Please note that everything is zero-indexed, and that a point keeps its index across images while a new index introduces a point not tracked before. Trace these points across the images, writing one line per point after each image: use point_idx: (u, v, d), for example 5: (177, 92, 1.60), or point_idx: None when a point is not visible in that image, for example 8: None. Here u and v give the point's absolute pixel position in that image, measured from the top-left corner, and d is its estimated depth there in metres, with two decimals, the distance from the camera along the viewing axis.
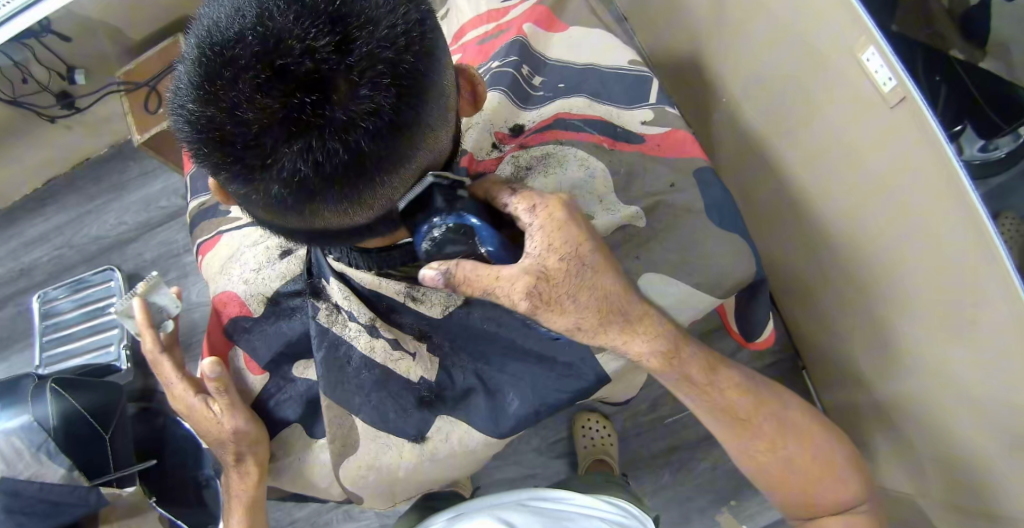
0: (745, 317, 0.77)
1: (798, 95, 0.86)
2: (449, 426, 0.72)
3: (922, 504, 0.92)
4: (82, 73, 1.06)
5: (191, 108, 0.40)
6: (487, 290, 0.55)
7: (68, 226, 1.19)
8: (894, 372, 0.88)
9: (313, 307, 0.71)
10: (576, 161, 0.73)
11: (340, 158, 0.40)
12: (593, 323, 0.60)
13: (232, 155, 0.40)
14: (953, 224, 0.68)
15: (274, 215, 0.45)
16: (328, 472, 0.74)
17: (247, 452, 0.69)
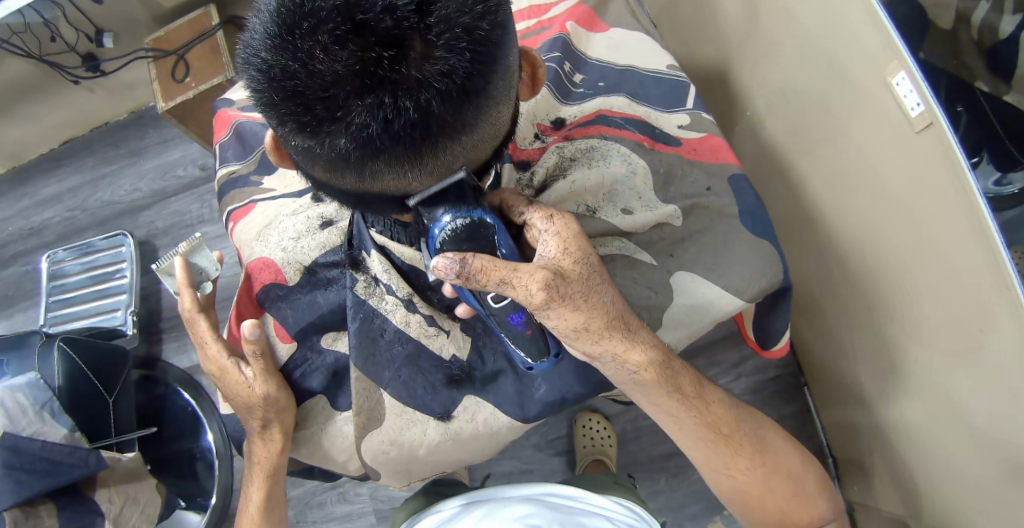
0: (763, 325, 0.77)
1: (824, 113, 0.87)
2: (475, 406, 0.72)
3: None
4: (110, 36, 1.06)
5: (261, 57, 0.41)
6: (506, 280, 0.53)
7: (82, 188, 1.19)
8: (896, 394, 0.89)
9: (351, 278, 0.72)
10: (618, 157, 0.73)
11: (408, 117, 0.41)
12: (599, 326, 0.60)
13: (301, 105, 0.41)
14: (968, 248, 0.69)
15: (332, 173, 0.46)
16: (347, 446, 0.74)
17: (275, 419, 0.69)
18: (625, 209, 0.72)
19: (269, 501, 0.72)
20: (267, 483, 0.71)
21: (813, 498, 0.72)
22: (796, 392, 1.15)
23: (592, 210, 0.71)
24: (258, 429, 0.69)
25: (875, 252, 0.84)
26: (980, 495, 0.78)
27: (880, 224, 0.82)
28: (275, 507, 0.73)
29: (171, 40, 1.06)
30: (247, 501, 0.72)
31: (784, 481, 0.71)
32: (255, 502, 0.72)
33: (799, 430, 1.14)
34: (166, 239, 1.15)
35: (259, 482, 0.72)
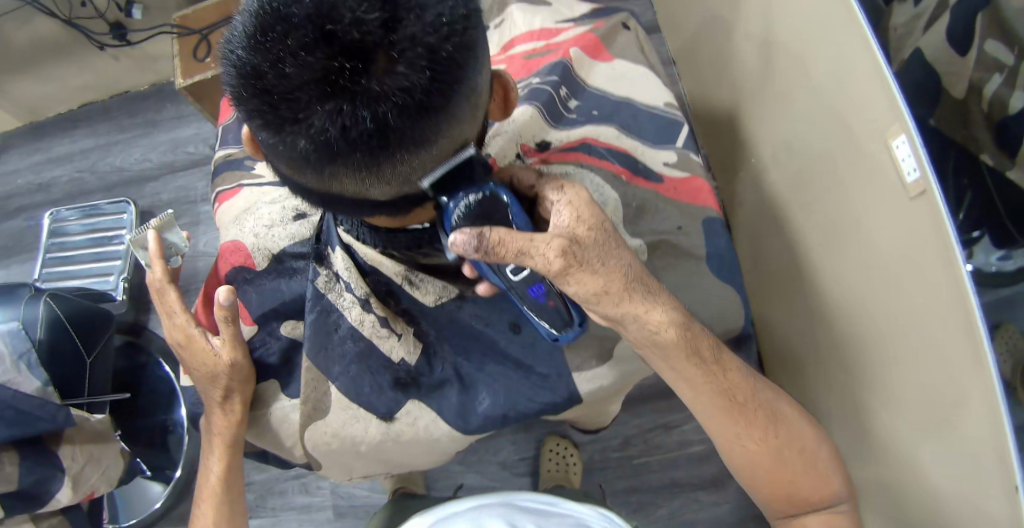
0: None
1: (825, 169, 0.88)
2: (418, 411, 0.73)
3: None
4: (139, 7, 1.09)
5: (237, 54, 0.42)
6: (523, 251, 0.54)
7: (94, 152, 1.21)
8: (863, 455, 0.89)
9: (313, 272, 0.73)
10: (593, 186, 0.74)
11: (366, 127, 0.42)
12: (619, 287, 0.60)
13: (268, 104, 0.42)
14: (946, 321, 0.69)
15: (295, 170, 0.47)
16: (290, 432, 0.74)
17: (236, 390, 0.71)
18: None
19: (226, 476, 0.72)
20: (224, 455, 0.72)
21: (824, 472, 0.70)
22: None
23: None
24: (220, 400, 0.70)
25: (859, 312, 0.84)
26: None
27: (863, 285, 0.82)
28: (233, 485, 0.72)
29: (196, 21, 1.08)
30: (208, 473, 0.72)
31: (795, 458, 0.69)
32: (213, 475, 0.72)
33: None
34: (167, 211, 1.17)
35: (218, 454, 0.72)
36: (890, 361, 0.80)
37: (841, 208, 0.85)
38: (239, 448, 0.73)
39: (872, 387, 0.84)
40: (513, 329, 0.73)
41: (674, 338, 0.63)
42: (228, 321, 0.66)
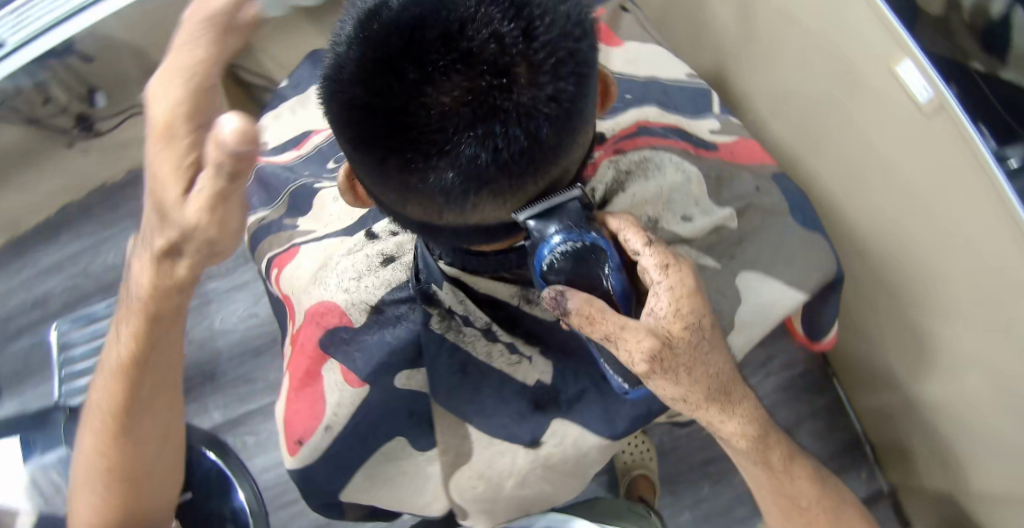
0: (814, 317, 0.75)
1: (829, 108, 0.88)
2: (563, 430, 0.69)
3: (970, 506, 0.89)
4: (103, 94, 1.06)
5: (359, 93, 0.41)
6: (611, 335, 0.51)
7: (84, 253, 1.17)
8: (927, 375, 0.88)
9: (425, 315, 0.68)
10: (673, 164, 0.72)
11: (518, 144, 0.42)
12: (698, 398, 0.57)
13: (405, 141, 0.41)
14: (986, 224, 0.69)
15: (428, 208, 0.46)
16: (430, 485, 0.75)
17: (184, 244, 0.46)
18: (684, 215, 0.70)
19: (130, 402, 0.65)
20: (124, 378, 0.64)
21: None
22: (825, 385, 1.15)
23: (654, 221, 0.69)
24: (174, 241, 0.47)
25: (896, 240, 0.84)
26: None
27: (896, 212, 0.82)
28: (141, 410, 0.66)
29: None
30: (106, 383, 0.66)
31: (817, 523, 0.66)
32: (106, 393, 0.66)
33: (831, 422, 1.14)
34: None
35: (114, 372, 0.65)
36: (939, 280, 0.79)
37: (856, 141, 0.86)
38: (155, 370, 0.65)
39: (927, 310, 0.82)
40: None
41: (746, 445, 0.61)
42: (224, 177, 0.39)
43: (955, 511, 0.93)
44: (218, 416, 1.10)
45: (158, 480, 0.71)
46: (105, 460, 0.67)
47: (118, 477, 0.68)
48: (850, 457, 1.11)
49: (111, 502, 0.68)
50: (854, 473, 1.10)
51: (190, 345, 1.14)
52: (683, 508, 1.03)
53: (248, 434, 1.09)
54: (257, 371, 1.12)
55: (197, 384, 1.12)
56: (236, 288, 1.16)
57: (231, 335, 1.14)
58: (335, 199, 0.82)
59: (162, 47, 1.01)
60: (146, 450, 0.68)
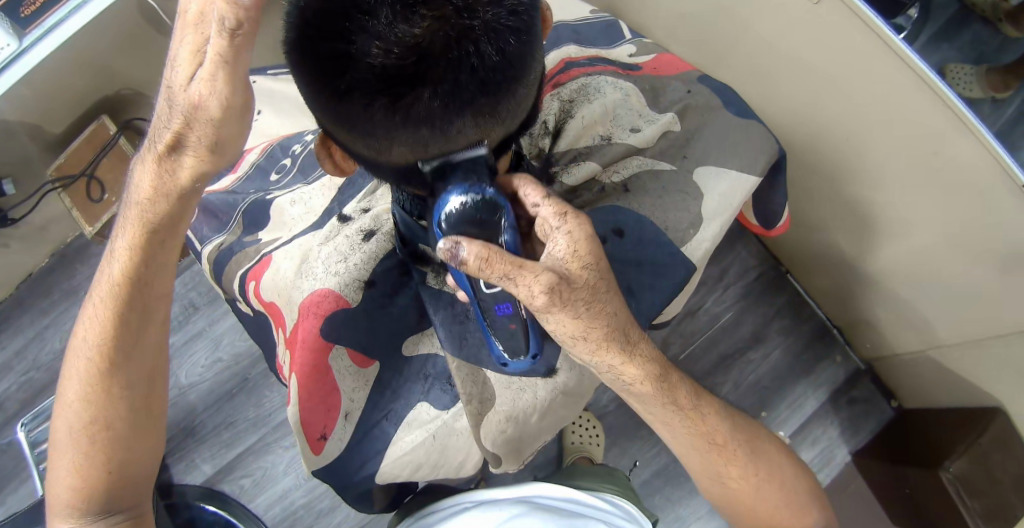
0: (765, 201, 0.78)
1: (727, 19, 0.92)
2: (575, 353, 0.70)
3: (933, 354, 0.94)
4: (10, 182, 0.99)
5: (335, 46, 0.44)
6: (509, 275, 0.52)
7: (28, 347, 1.10)
8: (870, 242, 0.92)
9: (421, 274, 0.71)
10: (610, 85, 0.77)
11: (492, 61, 0.46)
12: (596, 336, 0.58)
13: (388, 80, 0.45)
14: (897, 82, 0.75)
15: (416, 144, 0.50)
16: (463, 442, 0.71)
17: (191, 136, 0.52)
18: (632, 128, 0.75)
19: (122, 331, 0.60)
20: (121, 298, 0.59)
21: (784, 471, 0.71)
22: (781, 283, 1.18)
23: (606, 137, 0.75)
24: (177, 130, 0.52)
25: (813, 123, 0.89)
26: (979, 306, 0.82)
27: (810, 96, 0.87)
28: (136, 343, 0.60)
29: (71, 162, 1.04)
30: (97, 307, 0.60)
31: (770, 482, 0.70)
32: (99, 323, 0.60)
33: (797, 316, 1.16)
34: None
35: (108, 294, 0.60)
36: (861, 150, 0.84)
37: (757, 41, 0.90)
38: (157, 302, 0.61)
39: (856, 184, 0.88)
40: (616, 234, 0.71)
41: (649, 389, 0.63)
42: (227, 33, 0.46)
43: (922, 363, 0.98)
44: (209, 469, 1.08)
45: (145, 450, 0.62)
46: (90, 407, 0.59)
47: (106, 433, 0.60)
48: (822, 345, 1.15)
49: (96, 460, 0.59)
50: (830, 358, 1.15)
51: None
52: None
53: (244, 477, 1.08)
54: (236, 413, 1.10)
55: (180, 443, 1.09)
56: (193, 338, 1.13)
57: (201, 386, 1.11)
58: (292, 202, 0.79)
59: (52, 108, 0.95)
60: (136, 401, 0.61)
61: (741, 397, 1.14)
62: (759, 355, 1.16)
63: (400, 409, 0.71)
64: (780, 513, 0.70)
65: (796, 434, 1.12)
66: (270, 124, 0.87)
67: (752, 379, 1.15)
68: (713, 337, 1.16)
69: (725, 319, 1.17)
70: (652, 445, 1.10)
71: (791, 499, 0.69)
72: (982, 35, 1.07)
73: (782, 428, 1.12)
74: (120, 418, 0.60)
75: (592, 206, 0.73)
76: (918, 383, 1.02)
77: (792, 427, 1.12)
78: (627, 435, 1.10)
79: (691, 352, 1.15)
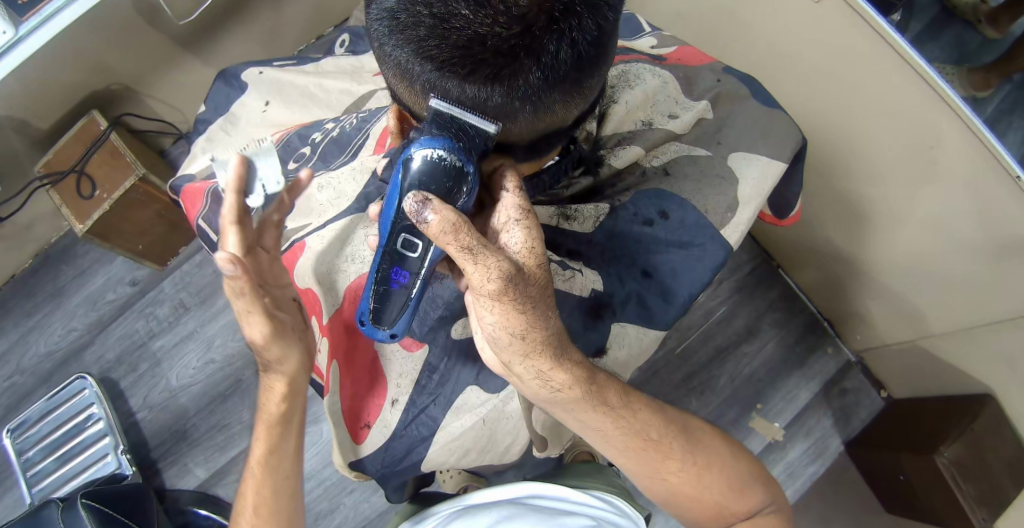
0: (778, 192, 0.80)
1: (726, 17, 0.95)
2: (624, 331, 0.72)
3: (926, 345, 0.97)
4: None
5: (442, 12, 0.45)
6: (473, 250, 0.51)
7: (12, 350, 1.08)
8: (865, 237, 0.94)
9: None
10: (648, 72, 0.78)
11: (591, 35, 0.47)
12: (535, 337, 0.58)
13: (493, 49, 0.45)
14: (896, 80, 0.78)
15: (505, 116, 0.51)
16: (512, 424, 0.72)
17: (274, 366, 0.64)
18: (671, 114, 0.77)
19: (263, 502, 0.66)
20: (271, 440, 0.66)
21: (731, 467, 0.73)
22: (773, 277, 1.20)
23: (648, 123, 0.76)
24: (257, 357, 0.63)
25: (811, 122, 0.91)
26: (969, 295, 0.85)
27: (811, 93, 0.89)
28: (274, 506, 0.67)
29: (60, 158, 0.99)
30: (243, 499, 0.67)
31: (717, 477, 0.72)
32: (260, 464, 0.67)
33: (789, 309, 1.19)
34: (123, 369, 1.09)
35: (264, 438, 0.67)
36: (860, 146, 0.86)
37: (757, 39, 0.92)
38: (283, 464, 0.67)
39: (853, 179, 0.90)
40: (661, 216, 0.73)
41: (575, 396, 0.63)
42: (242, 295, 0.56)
43: (912, 352, 1.01)
44: (202, 472, 1.06)
45: None
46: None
47: None
48: (814, 338, 1.18)
49: None
50: (822, 350, 1.18)
51: (150, 411, 1.07)
52: None
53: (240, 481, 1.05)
54: (230, 415, 1.07)
55: (173, 446, 1.06)
56: (184, 338, 1.10)
57: (192, 388, 1.08)
58: (320, 187, 0.77)
59: (38, 105, 0.93)
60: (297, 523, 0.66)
61: (737, 390, 1.16)
62: (753, 347, 1.18)
63: (449, 393, 0.71)
64: (726, 501, 0.72)
65: (790, 426, 1.15)
66: (278, 114, 0.85)
67: (746, 372, 1.17)
68: (708, 331, 1.18)
69: (718, 314, 1.19)
70: None
71: (740, 484, 0.73)
72: (964, 35, 1.12)
73: (777, 420, 1.15)
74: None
75: (636, 189, 0.75)
76: (909, 372, 1.05)
77: (787, 418, 1.15)
78: None
79: (687, 346, 1.17)
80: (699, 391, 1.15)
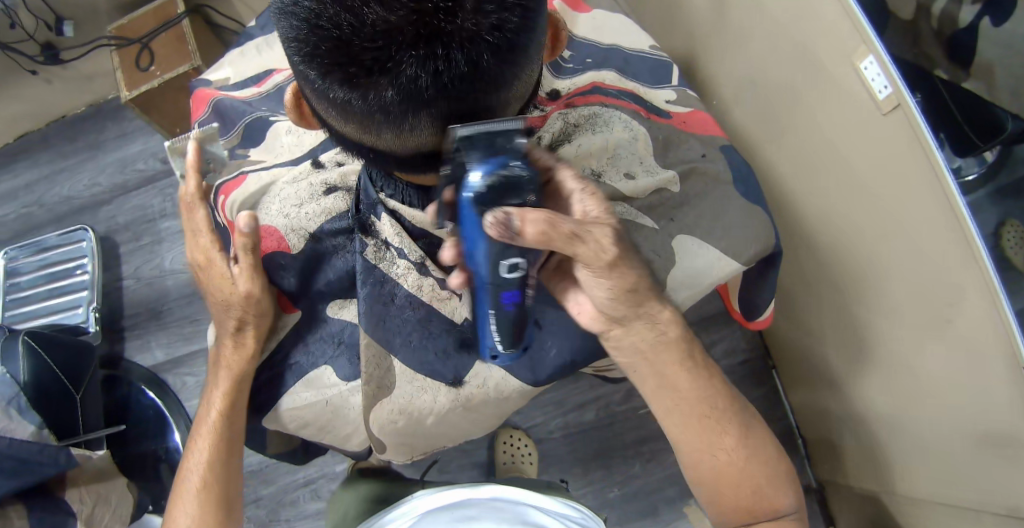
0: (751, 290, 0.78)
1: (790, 101, 0.90)
2: (485, 371, 0.73)
3: (886, 499, 0.91)
4: (70, 24, 1.05)
5: (308, 6, 0.42)
6: (579, 233, 0.55)
7: (39, 184, 1.16)
8: (863, 372, 0.88)
9: (360, 243, 0.73)
10: (621, 122, 0.76)
11: (460, 69, 0.43)
12: (642, 284, 0.64)
13: (350, 56, 0.42)
14: (930, 222, 0.71)
15: (368, 127, 0.48)
16: (352, 417, 0.74)
17: (253, 320, 0.69)
18: (627, 173, 0.74)
19: (211, 469, 0.69)
20: (230, 389, 0.70)
21: (777, 474, 0.71)
22: (763, 376, 1.15)
23: (596, 174, 0.74)
24: (235, 319, 0.69)
25: (843, 236, 0.85)
26: (947, 469, 0.78)
27: (847, 206, 0.83)
28: (223, 474, 0.69)
29: (133, 28, 1.05)
30: (191, 448, 0.70)
31: (762, 470, 0.70)
32: (216, 409, 0.70)
33: (766, 413, 1.13)
34: (127, 235, 1.15)
35: (223, 389, 0.70)
36: (881, 275, 0.80)
37: (816, 133, 0.86)
38: (237, 414, 0.70)
39: (867, 306, 0.84)
40: None
41: (679, 341, 0.69)
42: (248, 252, 0.65)
43: (870, 502, 0.95)
44: (160, 355, 1.09)
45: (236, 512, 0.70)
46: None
47: (208, 507, 0.68)
48: None
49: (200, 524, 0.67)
50: None
51: (137, 282, 1.13)
52: (611, 484, 1.07)
53: (189, 375, 1.08)
54: (203, 313, 1.11)
55: (142, 322, 1.11)
56: None
57: (181, 275, 1.13)
58: (288, 130, 0.83)
59: None
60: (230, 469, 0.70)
61: None
62: None
63: (304, 365, 0.74)
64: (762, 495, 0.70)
65: None
66: None
67: None
68: None
69: None
70: (580, 486, 1.07)
71: (775, 480, 0.70)
72: None
73: None
74: (220, 482, 0.69)
75: None
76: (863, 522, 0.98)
77: None
78: (559, 466, 1.07)
79: None
80: (647, 458, 1.08)
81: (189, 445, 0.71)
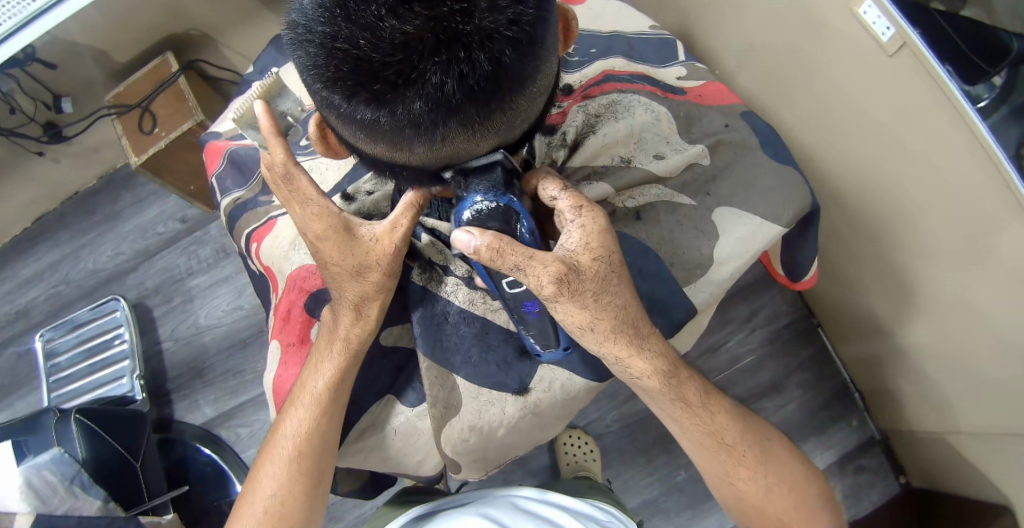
0: (791, 252, 0.77)
1: (794, 58, 0.89)
2: (550, 375, 0.73)
3: (951, 441, 0.89)
4: (69, 100, 1.04)
5: (324, 31, 0.42)
6: (519, 266, 0.54)
7: (64, 262, 1.18)
8: (910, 317, 0.86)
9: (406, 268, 0.74)
10: (641, 106, 0.76)
11: (483, 69, 0.43)
12: (606, 328, 0.61)
13: (373, 73, 0.42)
14: (955, 155, 0.69)
15: (399, 143, 0.48)
16: (424, 442, 0.75)
17: (377, 295, 0.66)
18: (656, 154, 0.74)
19: (309, 439, 0.67)
20: (346, 362, 0.68)
21: (804, 495, 0.69)
22: (810, 335, 1.13)
23: (626, 160, 0.74)
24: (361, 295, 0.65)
25: (867, 184, 0.84)
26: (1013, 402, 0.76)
27: (869, 153, 0.82)
28: (320, 446, 0.67)
29: (130, 93, 1.06)
30: (284, 418, 0.68)
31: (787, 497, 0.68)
32: (327, 378, 0.67)
33: (820, 372, 1.12)
34: (157, 298, 1.16)
35: (339, 361, 0.68)
36: (914, 216, 0.78)
37: (824, 86, 0.85)
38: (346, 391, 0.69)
39: (905, 250, 0.82)
40: None
41: (658, 383, 0.65)
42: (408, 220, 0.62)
43: (937, 446, 0.93)
44: (209, 411, 1.10)
45: (321, 490, 0.68)
46: (270, 517, 0.65)
47: (300, 482, 0.66)
48: (840, 408, 1.10)
49: (289, 495, 0.66)
50: (846, 420, 1.09)
51: (176, 342, 1.14)
52: (674, 469, 1.05)
53: (242, 426, 1.09)
54: (245, 363, 1.12)
55: (188, 381, 1.11)
56: (219, 282, 1.16)
57: (217, 329, 1.14)
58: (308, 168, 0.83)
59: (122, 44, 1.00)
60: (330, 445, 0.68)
61: None
62: (773, 405, 1.11)
63: (365, 399, 0.73)
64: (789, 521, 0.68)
65: None
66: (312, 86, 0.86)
67: None
68: (731, 378, 1.12)
69: (745, 362, 1.13)
70: (645, 476, 1.06)
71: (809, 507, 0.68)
72: None
73: None
74: (318, 456, 0.67)
75: None
76: (933, 465, 0.96)
77: None
78: (621, 459, 1.07)
79: None
80: None
81: (283, 412, 0.69)
